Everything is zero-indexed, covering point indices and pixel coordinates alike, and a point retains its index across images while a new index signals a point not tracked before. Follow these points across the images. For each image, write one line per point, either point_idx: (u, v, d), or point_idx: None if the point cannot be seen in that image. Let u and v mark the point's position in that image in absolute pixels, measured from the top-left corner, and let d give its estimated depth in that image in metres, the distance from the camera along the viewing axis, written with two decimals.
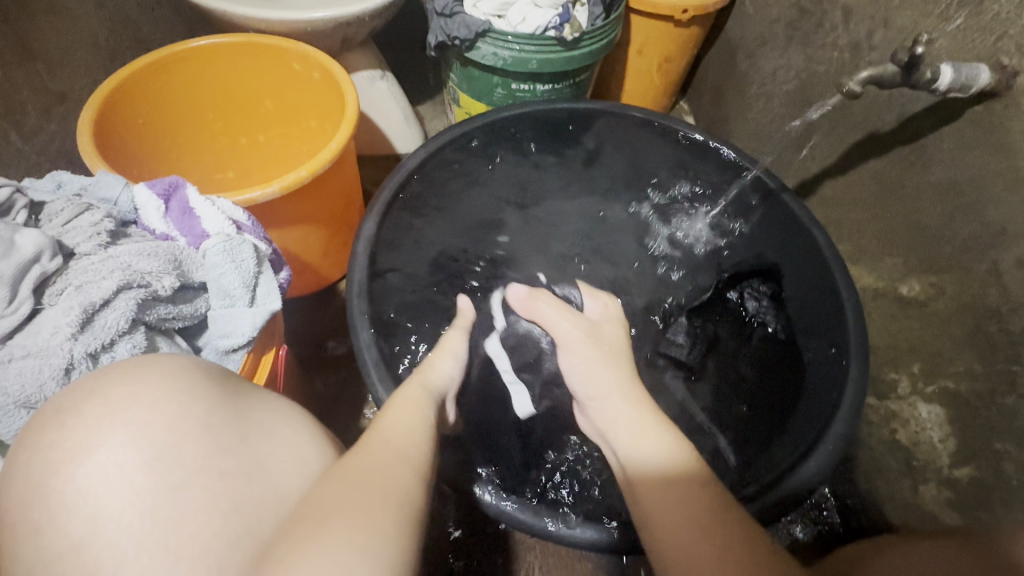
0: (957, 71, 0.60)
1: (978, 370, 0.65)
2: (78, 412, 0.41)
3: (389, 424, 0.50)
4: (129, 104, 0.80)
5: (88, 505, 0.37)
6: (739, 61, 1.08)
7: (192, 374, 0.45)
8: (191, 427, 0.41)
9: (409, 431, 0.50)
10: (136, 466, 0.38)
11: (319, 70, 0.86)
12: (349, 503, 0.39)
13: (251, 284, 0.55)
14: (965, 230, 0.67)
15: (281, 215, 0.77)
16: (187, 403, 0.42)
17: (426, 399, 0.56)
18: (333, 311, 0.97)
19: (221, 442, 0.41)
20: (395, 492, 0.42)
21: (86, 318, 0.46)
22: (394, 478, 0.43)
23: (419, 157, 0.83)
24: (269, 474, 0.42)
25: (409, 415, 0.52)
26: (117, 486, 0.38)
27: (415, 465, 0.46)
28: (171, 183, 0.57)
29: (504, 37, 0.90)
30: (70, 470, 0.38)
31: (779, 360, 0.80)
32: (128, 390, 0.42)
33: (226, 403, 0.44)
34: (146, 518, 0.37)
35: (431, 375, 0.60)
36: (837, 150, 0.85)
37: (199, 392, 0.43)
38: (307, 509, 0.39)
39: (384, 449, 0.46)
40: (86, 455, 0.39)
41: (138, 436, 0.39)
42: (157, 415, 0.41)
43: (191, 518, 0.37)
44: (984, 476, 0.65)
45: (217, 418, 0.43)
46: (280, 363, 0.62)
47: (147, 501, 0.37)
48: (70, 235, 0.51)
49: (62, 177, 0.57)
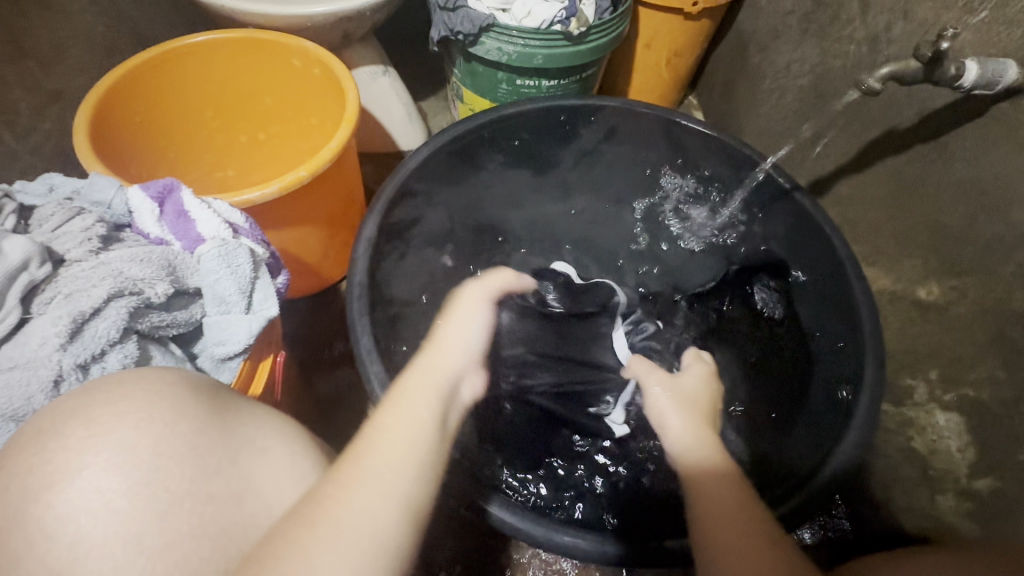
0: (983, 66, 0.57)
1: (1001, 377, 0.63)
2: (60, 432, 0.40)
3: (382, 435, 0.45)
4: (125, 102, 0.78)
5: (69, 532, 0.37)
6: (751, 55, 1.05)
7: (178, 390, 0.44)
8: (177, 447, 0.41)
9: (401, 448, 0.44)
10: (120, 492, 0.38)
11: (319, 66, 0.84)
12: (308, 557, 0.37)
13: (247, 289, 0.53)
14: (989, 231, 0.64)
15: (279, 216, 0.75)
16: (173, 422, 0.42)
17: (434, 389, 0.51)
18: (333, 313, 0.96)
19: (209, 463, 0.42)
20: (367, 540, 0.39)
21: (75, 328, 0.45)
22: (370, 520, 0.40)
23: (421, 154, 0.79)
24: (259, 495, 0.43)
25: (405, 416, 0.47)
26: (102, 512, 0.38)
27: (402, 498, 0.42)
28: (165, 185, 0.56)
29: (508, 32, 0.87)
30: (51, 494, 0.38)
31: (793, 352, 0.80)
32: (113, 409, 0.41)
33: (215, 420, 0.44)
34: (131, 546, 0.37)
35: (446, 353, 0.54)
36: (852, 148, 0.82)
37: (185, 410, 0.43)
38: (274, 548, 0.38)
39: (371, 475, 0.42)
40: (68, 480, 0.38)
41: (122, 459, 0.39)
42: (141, 437, 0.41)
43: (177, 545, 0.38)
44: (1007, 486, 0.62)
45: (205, 439, 0.43)
46: (278, 370, 0.61)
47: (132, 527, 0.38)
48: (60, 241, 0.49)
49: (54, 180, 0.55)
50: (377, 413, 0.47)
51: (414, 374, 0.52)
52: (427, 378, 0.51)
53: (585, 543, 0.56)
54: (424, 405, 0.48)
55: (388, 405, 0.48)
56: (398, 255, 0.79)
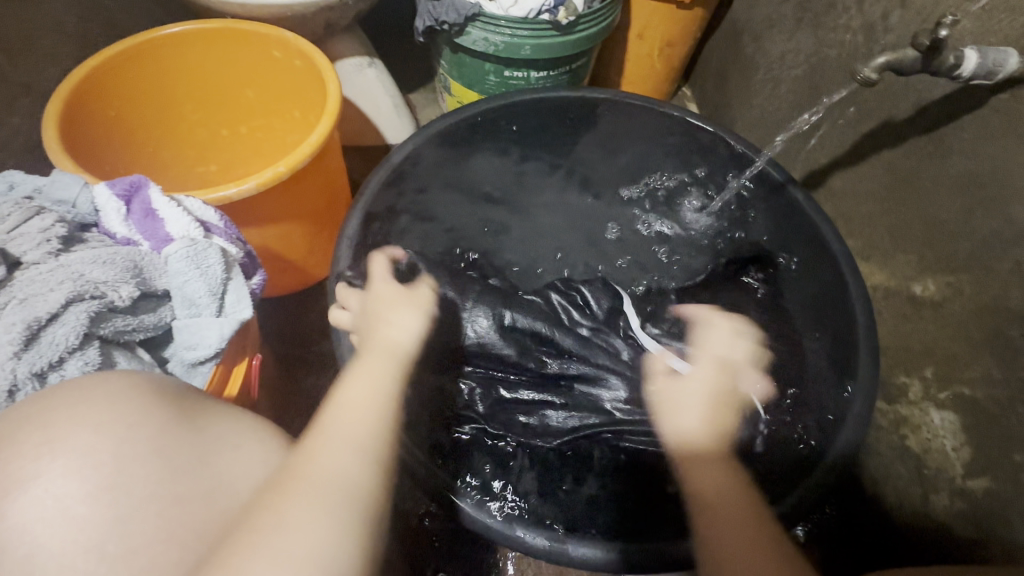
0: (983, 56, 0.55)
1: (996, 376, 0.62)
2: (15, 438, 0.38)
3: (339, 410, 0.49)
4: (100, 93, 0.76)
5: (23, 543, 0.35)
6: (745, 45, 1.03)
7: (144, 391, 0.42)
8: (145, 451, 0.39)
9: (361, 416, 0.48)
10: (79, 498, 0.36)
11: (300, 58, 0.81)
12: (283, 514, 0.39)
13: (218, 291, 0.51)
14: (985, 227, 0.63)
15: (259, 213, 0.73)
16: (136, 425, 0.40)
17: (386, 362, 0.54)
18: (320, 311, 0.93)
19: (177, 467, 0.40)
20: (337, 489, 0.42)
21: (30, 335, 0.43)
22: (338, 474, 0.43)
23: (403, 149, 0.77)
24: (231, 495, 0.42)
25: (364, 395, 0.50)
26: (59, 522, 0.36)
27: (367, 455, 0.46)
28: (132, 183, 0.53)
29: (496, 21, 0.85)
30: (5, 502, 0.36)
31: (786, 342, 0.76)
32: (70, 413, 0.39)
33: (182, 420, 0.42)
34: (91, 555, 0.35)
35: (393, 337, 0.56)
36: (847, 140, 0.80)
37: (152, 411, 0.41)
38: (251, 516, 0.39)
39: (336, 443, 0.45)
40: (21, 487, 0.36)
41: (84, 465, 0.37)
42: (103, 440, 0.38)
43: (141, 551, 0.37)
44: (1000, 487, 0.61)
45: (171, 439, 0.41)
46: (253, 374, 0.59)
47: (91, 537, 0.36)
48: (16, 242, 0.47)
49: (14, 177, 0.53)
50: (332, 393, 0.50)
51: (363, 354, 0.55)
52: (372, 356, 0.54)
53: (552, 543, 0.57)
54: (381, 384, 0.52)
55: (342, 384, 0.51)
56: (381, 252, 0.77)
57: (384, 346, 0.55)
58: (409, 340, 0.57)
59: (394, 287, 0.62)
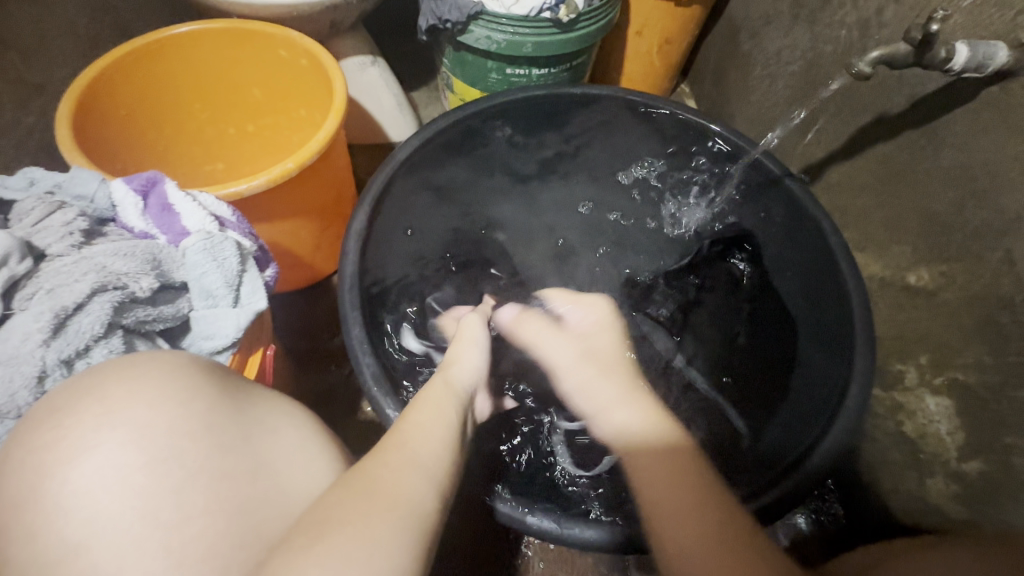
0: (974, 49, 0.57)
1: (988, 362, 0.63)
2: (75, 410, 0.41)
3: (413, 430, 0.50)
4: (113, 94, 0.78)
5: (84, 508, 0.37)
6: (742, 42, 1.04)
7: (189, 375, 0.45)
8: (197, 427, 0.41)
9: (432, 440, 0.49)
10: (136, 467, 0.38)
11: (305, 56, 0.82)
12: (354, 510, 0.39)
13: (234, 283, 0.53)
14: (977, 218, 0.64)
15: (269, 209, 0.74)
16: (187, 401, 0.42)
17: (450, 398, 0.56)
18: (327, 306, 0.95)
19: (225, 441, 0.42)
20: (402, 497, 0.42)
21: (58, 324, 0.45)
22: (409, 488, 0.43)
23: (409, 147, 0.78)
24: (272, 473, 0.43)
25: (426, 416, 0.52)
26: (117, 488, 0.37)
27: (435, 478, 0.46)
28: (148, 179, 0.55)
29: (497, 20, 0.86)
30: (65, 470, 0.38)
31: (770, 321, 0.82)
32: (128, 389, 0.42)
33: (226, 401, 0.45)
34: (147, 521, 0.37)
35: (457, 369, 0.61)
36: (843, 135, 0.82)
37: (198, 390, 0.43)
38: (325, 510, 0.39)
39: (406, 458, 0.46)
40: (82, 456, 0.38)
41: (141, 437, 0.39)
42: (156, 415, 0.41)
43: (194, 519, 0.37)
44: (992, 469, 0.63)
45: (217, 418, 0.43)
46: (268, 363, 0.61)
47: (147, 503, 0.37)
48: (40, 235, 0.49)
49: (35, 173, 0.55)
50: (405, 416, 0.52)
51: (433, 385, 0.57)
52: (435, 388, 0.57)
53: (555, 526, 0.57)
54: (446, 414, 0.53)
55: (412, 409, 0.53)
56: (387, 243, 0.78)
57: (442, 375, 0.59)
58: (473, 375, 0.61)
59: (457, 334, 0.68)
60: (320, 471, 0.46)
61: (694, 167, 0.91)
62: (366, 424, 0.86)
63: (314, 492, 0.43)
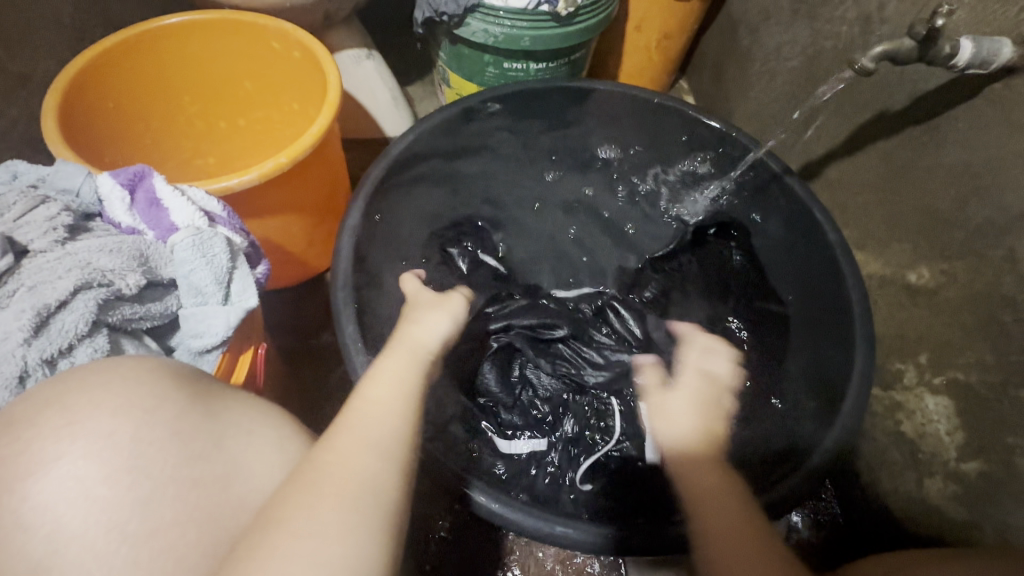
0: (979, 45, 0.56)
1: (990, 361, 0.63)
2: (35, 421, 0.39)
3: (362, 404, 0.48)
4: (99, 86, 0.75)
5: (47, 522, 0.36)
6: (741, 37, 1.03)
7: (160, 378, 0.43)
8: (163, 434, 0.40)
9: (385, 412, 0.47)
10: (98, 480, 0.37)
11: (299, 49, 0.81)
12: (296, 504, 0.38)
13: (224, 280, 0.51)
14: (980, 215, 0.64)
15: (260, 205, 0.73)
16: (154, 408, 0.41)
17: (410, 361, 0.54)
18: (320, 303, 0.94)
19: (193, 450, 0.41)
20: (354, 481, 0.41)
21: (40, 322, 0.44)
22: (361, 471, 0.41)
23: (404, 142, 0.76)
24: (246, 479, 0.42)
25: (388, 388, 0.50)
26: (81, 500, 0.37)
27: (390, 453, 0.44)
28: (136, 172, 0.54)
29: (495, 12, 0.85)
30: (26, 484, 0.37)
31: (765, 315, 0.82)
32: (88, 397, 0.40)
33: (199, 405, 0.43)
34: (113, 535, 0.36)
35: (423, 334, 0.60)
36: (844, 132, 0.81)
37: (169, 396, 0.42)
38: (275, 505, 0.39)
39: (353, 438, 0.44)
40: (45, 468, 0.37)
41: (104, 447, 0.38)
42: (123, 424, 0.39)
43: (161, 533, 0.37)
44: (993, 470, 0.63)
45: (188, 423, 0.41)
46: (259, 362, 0.59)
47: (114, 516, 0.37)
48: (22, 231, 0.48)
49: (18, 167, 0.54)
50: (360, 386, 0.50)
51: (392, 349, 0.56)
52: (396, 354, 0.55)
53: (539, 523, 0.56)
54: (404, 379, 0.51)
55: (367, 380, 0.51)
56: (382, 240, 0.77)
57: (411, 341, 0.58)
58: (434, 332, 0.62)
59: (429, 296, 0.69)
60: None
61: (693, 163, 0.89)
62: None
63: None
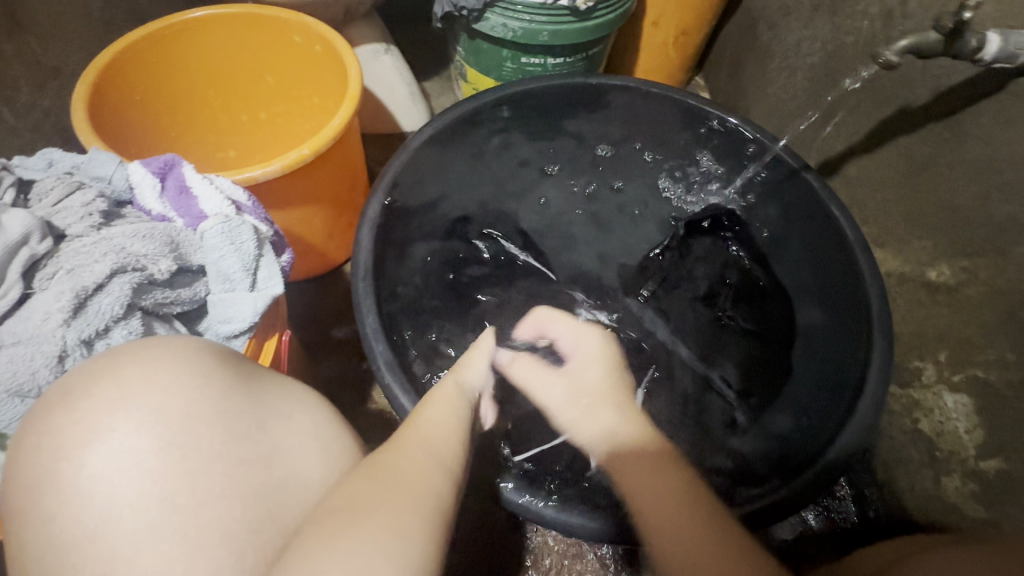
0: (1005, 38, 0.56)
1: (1011, 359, 0.62)
2: (88, 395, 0.40)
3: (421, 424, 0.49)
4: (128, 78, 0.78)
5: (100, 492, 0.37)
6: (760, 33, 1.03)
7: (205, 357, 0.45)
8: (206, 411, 0.41)
9: (447, 432, 0.49)
10: (150, 452, 0.38)
11: (320, 42, 0.81)
12: (360, 498, 0.39)
13: (252, 266, 0.53)
14: (1001, 212, 0.63)
15: (283, 196, 0.74)
16: (201, 385, 0.42)
17: (460, 392, 0.55)
18: (339, 295, 0.95)
19: (240, 428, 0.42)
20: (423, 491, 0.41)
21: (79, 303, 0.45)
22: (423, 478, 0.43)
23: (422, 134, 0.79)
24: (287, 459, 0.43)
25: (443, 413, 0.51)
26: (133, 471, 0.38)
27: (449, 468, 0.45)
28: (166, 161, 0.55)
29: (514, 7, 0.85)
30: (80, 455, 0.38)
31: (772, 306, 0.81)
32: (141, 370, 0.42)
33: (239, 387, 0.44)
34: (164, 505, 0.37)
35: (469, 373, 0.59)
36: (863, 128, 0.80)
37: (214, 373, 0.44)
38: (346, 500, 0.39)
39: (418, 448, 0.46)
40: (99, 440, 0.38)
41: (155, 421, 0.39)
42: (170, 399, 0.41)
43: (209, 504, 0.38)
44: (1012, 468, 0.62)
45: (229, 402, 0.43)
46: (284, 350, 0.61)
47: (163, 487, 0.37)
48: (61, 215, 0.50)
49: (53, 155, 0.55)
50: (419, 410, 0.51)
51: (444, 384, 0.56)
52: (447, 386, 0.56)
53: (554, 513, 0.57)
54: (453, 401, 0.53)
55: (427, 405, 0.52)
56: (402, 232, 0.77)
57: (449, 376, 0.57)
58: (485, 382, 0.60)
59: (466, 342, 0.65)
60: (332, 458, 0.46)
61: (711, 160, 0.90)
62: (379, 414, 0.85)
63: (321, 477, 0.44)
